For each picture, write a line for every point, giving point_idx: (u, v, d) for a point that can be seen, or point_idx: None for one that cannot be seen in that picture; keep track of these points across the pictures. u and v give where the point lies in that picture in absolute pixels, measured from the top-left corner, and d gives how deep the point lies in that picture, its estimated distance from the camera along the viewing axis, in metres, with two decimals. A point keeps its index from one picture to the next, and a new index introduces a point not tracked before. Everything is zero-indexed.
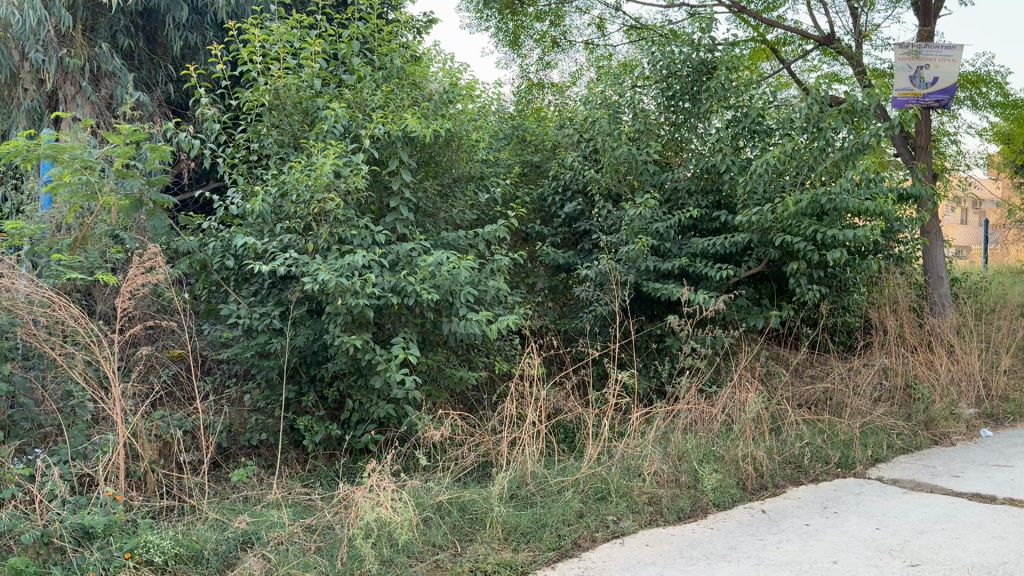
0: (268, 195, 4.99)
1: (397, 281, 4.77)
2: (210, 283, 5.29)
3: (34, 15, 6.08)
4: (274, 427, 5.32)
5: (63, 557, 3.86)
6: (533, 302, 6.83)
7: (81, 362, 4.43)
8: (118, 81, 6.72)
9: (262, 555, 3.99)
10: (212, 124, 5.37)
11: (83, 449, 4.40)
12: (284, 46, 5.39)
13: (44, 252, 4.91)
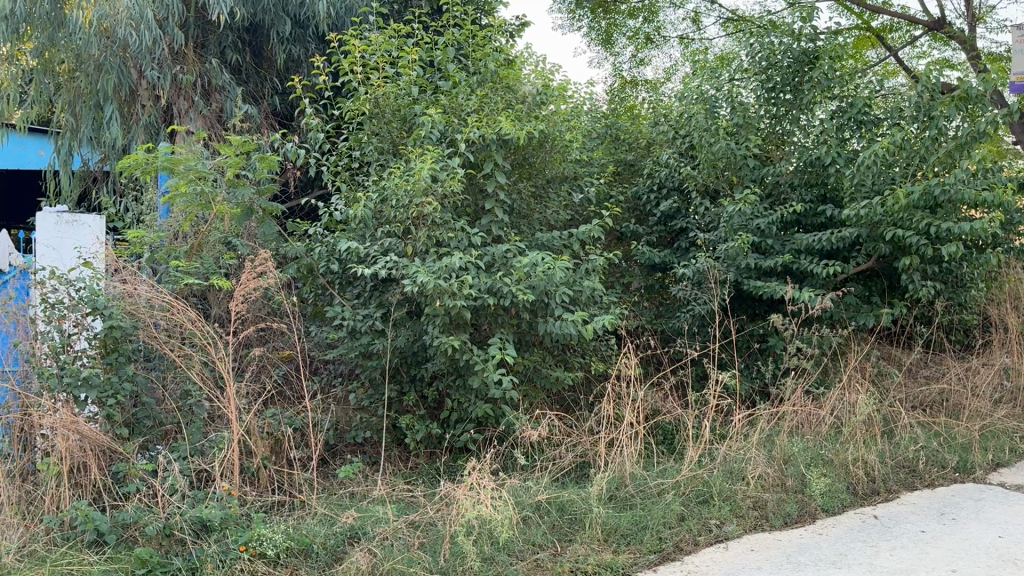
0: (369, 201, 5.12)
1: (494, 282, 4.81)
2: (317, 286, 5.50)
3: (150, 35, 6.28)
4: (377, 426, 5.46)
5: (184, 548, 4.07)
6: (629, 302, 6.77)
7: (198, 362, 4.67)
8: (228, 94, 7.06)
9: (368, 550, 4.11)
10: (316, 134, 5.58)
11: (201, 445, 4.62)
12: (383, 55, 5.57)
13: (163, 259, 5.26)
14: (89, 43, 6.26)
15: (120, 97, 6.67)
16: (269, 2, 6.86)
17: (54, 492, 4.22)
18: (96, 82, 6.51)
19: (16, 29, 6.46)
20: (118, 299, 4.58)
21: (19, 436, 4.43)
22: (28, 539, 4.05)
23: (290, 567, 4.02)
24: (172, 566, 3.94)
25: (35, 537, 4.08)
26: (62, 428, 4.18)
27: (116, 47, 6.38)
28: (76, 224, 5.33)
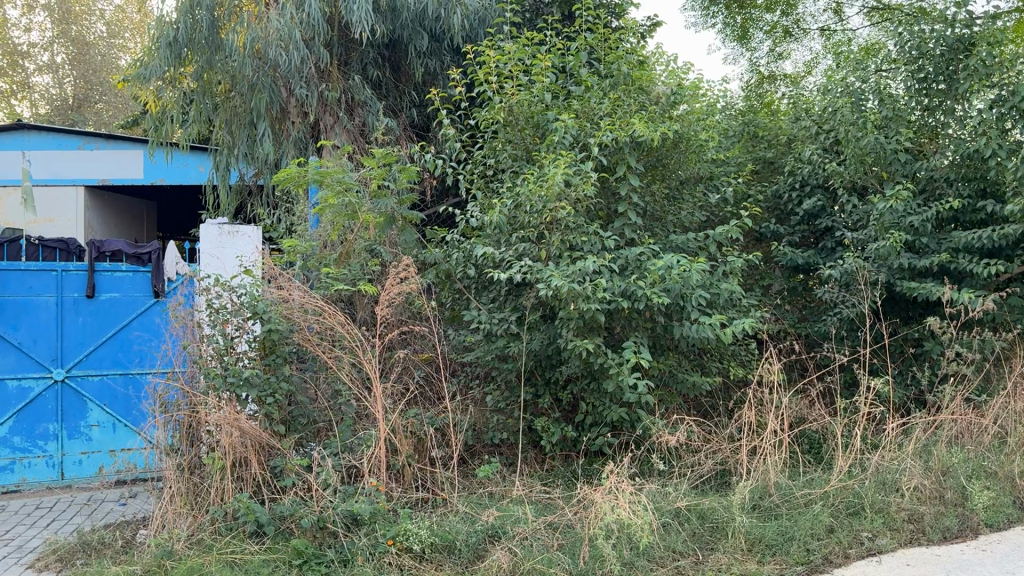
0: (503, 207, 5.20)
1: (628, 286, 4.78)
2: (454, 291, 5.69)
3: (298, 55, 6.66)
4: (513, 427, 5.55)
5: (336, 541, 4.30)
6: (770, 306, 6.55)
7: (347, 363, 4.91)
8: (370, 109, 7.38)
9: (509, 548, 4.19)
10: (453, 144, 5.72)
11: (350, 442, 4.84)
12: (517, 64, 5.62)
13: (315, 266, 5.49)
14: (244, 63, 6.71)
15: (271, 115, 7.07)
16: (406, 18, 7.10)
17: (219, 486, 4.54)
18: (250, 101, 6.92)
19: (179, 55, 6.98)
20: (275, 304, 4.87)
21: (188, 431, 4.72)
22: (196, 527, 4.43)
23: (435, 562, 4.17)
24: (326, 557, 4.18)
25: (202, 526, 4.42)
26: (227, 425, 4.48)
27: (267, 68, 6.80)
28: (238, 236, 5.75)
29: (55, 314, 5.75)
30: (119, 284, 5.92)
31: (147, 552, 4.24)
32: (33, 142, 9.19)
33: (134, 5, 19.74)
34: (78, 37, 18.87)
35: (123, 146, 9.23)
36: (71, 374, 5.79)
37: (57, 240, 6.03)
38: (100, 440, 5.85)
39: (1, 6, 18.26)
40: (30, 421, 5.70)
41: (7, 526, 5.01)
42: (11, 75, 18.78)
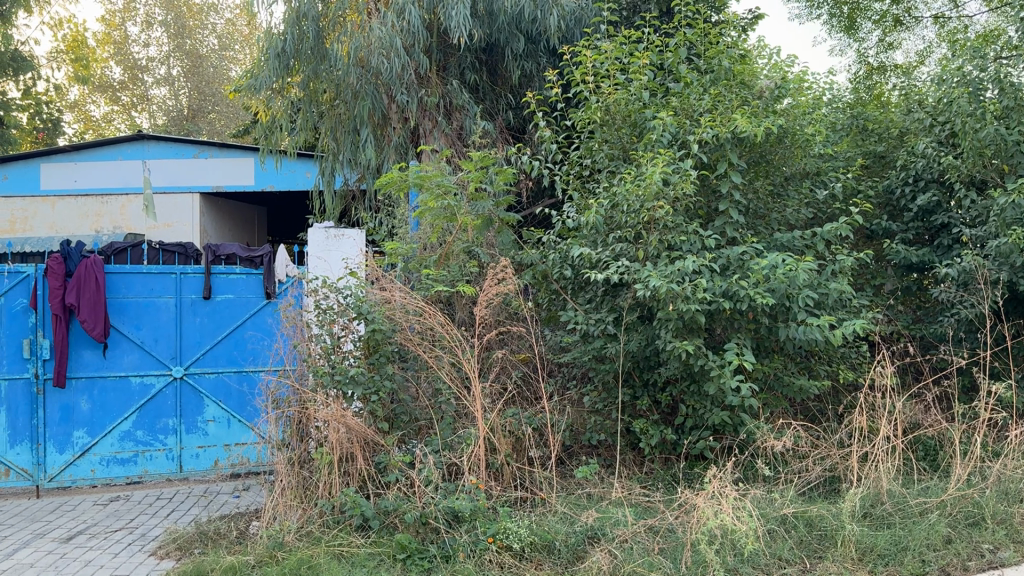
0: (600, 207, 5.17)
1: (730, 286, 4.69)
2: (550, 291, 5.71)
3: (399, 61, 6.81)
4: (611, 429, 5.51)
5: (438, 536, 4.39)
6: (882, 306, 6.27)
7: (447, 362, 5.02)
8: (467, 113, 7.48)
9: (609, 551, 4.20)
10: (549, 145, 5.71)
11: (451, 440, 4.92)
12: (614, 63, 5.57)
13: (415, 268, 5.65)
14: (348, 72, 6.96)
15: (374, 121, 7.28)
16: (503, 21, 7.16)
17: (327, 480, 4.70)
18: (353, 108, 7.15)
19: (287, 65, 7.22)
20: (379, 305, 5.02)
21: (298, 427, 4.91)
22: (305, 520, 4.59)
23: (536, 561, 4.21)
24: (429, 553, 4.27)
25: (311, 518, 4.58)
26: (334, 421, 4.62)
27: (370, 76, 7.00)
28: (343, 239, 5.96)
29: (174, 315, 6.08)
30: (234, 286, 6.20)
31: (260, 543, 4.42)
32: (153, 152, 9.72)
33: (243, 19, 20.70)
34: (192, 50, 19.90)
35: (234, 154, 9.70)
36: (189, 371, 6.10)
37: (176, 244, 6.30)
38: (216, 434, 6.15)
39: (122, 25, 19.71)
40: (152, 415, 6.03)
41: (132, 515, 5.32)
42: (132, 89, 20.02)
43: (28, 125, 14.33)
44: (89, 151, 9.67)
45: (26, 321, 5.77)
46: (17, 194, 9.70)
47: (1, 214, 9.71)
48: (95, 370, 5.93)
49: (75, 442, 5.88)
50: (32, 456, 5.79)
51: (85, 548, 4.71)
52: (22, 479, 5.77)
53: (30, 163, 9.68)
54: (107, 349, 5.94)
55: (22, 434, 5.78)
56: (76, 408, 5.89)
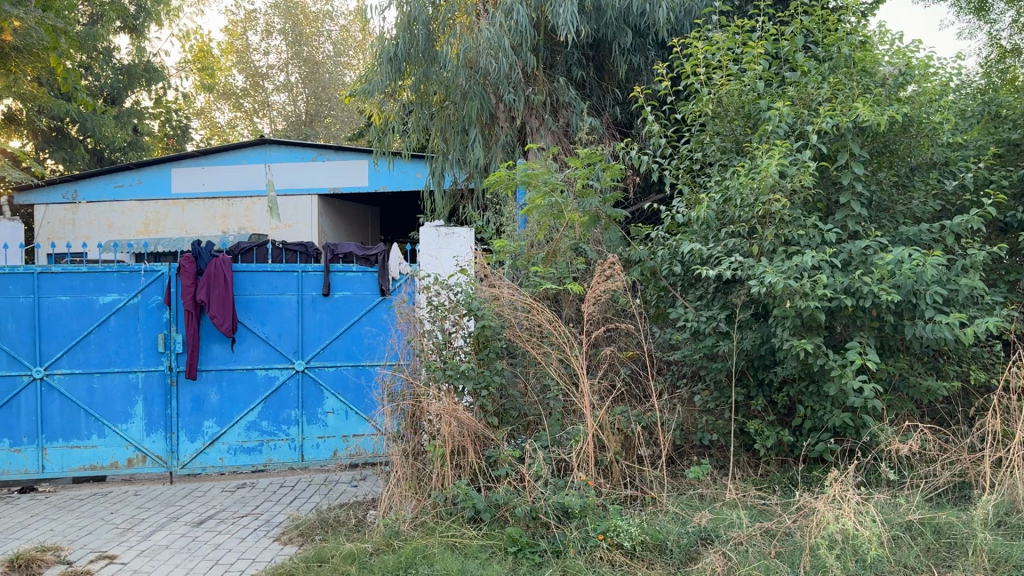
0: (712, 201, 5.06)
1: (852, 282, 4.51)
2: (659, 288, 5.47)
3: (507, 61, 6.86)
4: (724, 429, 5.36)
5: (548, 531, 4.40)
6: (1018, 303, 5.89)
7: (556, 360, 5.02)
8: (574, 110, 7.43)
9: (723, 553, 4.12)
10: (659, 140, 5.60)
11: (559, 437, 4.91)
12: (727, 53, 5.43)
13: (523, 265, 5.60)
14: (457, 73, 7.09)
15: (481, 121, 7.39)
16: (611, 16, 7.12)
17: (440, 472, 4.80)
18: (463, 108, 7.28)
19: (399, 69, 7.43)
20: (488, 302, 5.07)
21: (411, 420, 5.04)
22: (420, 510, 4.70)
23: (647, 561, 4.16)
24: (539, 547, 4.30)
25: (425, 509, 4.68)
26: (446, 415, 4.72)
27: (478, 76, 7.11)
28: (454, 238, 6.07)
29: (296, 311, 6.33)
30: (351, 284, 6.40)
31: (377, 531, 4.56)
32: (274, 156, 10.17)
33: (357, 25, 21.33)
34: (309, 57, 20.64)
35: (350, 157, 10.03)
36: (310, 365, 6.35)
37: (298, 244, 6.57)
38: (335, 425, 6.38)
39: (244, 35, 20.65)
40: (275, 407, 6.31)
41: (257, 502, 5.59)
42: (254, 96, 20.97)
43: (160, 131, 15.19)
44: (216, 156, 10.22)
45: (161, 317, 6.13)
46: (151, 198, 10.27)
47: (137, 216, 10.31)
48: (224, 364, 6.25)
49: (205, 431, 6.22)
50: (166, 444, 6.16)
51: (215, 531, 4.98)
52: (158, 465, 6.15)
53: (162, 168, 10.27)
54: (235, 343, 6.25)
55: (158, 423, 6.15)
56: (206, 399, 6.22)
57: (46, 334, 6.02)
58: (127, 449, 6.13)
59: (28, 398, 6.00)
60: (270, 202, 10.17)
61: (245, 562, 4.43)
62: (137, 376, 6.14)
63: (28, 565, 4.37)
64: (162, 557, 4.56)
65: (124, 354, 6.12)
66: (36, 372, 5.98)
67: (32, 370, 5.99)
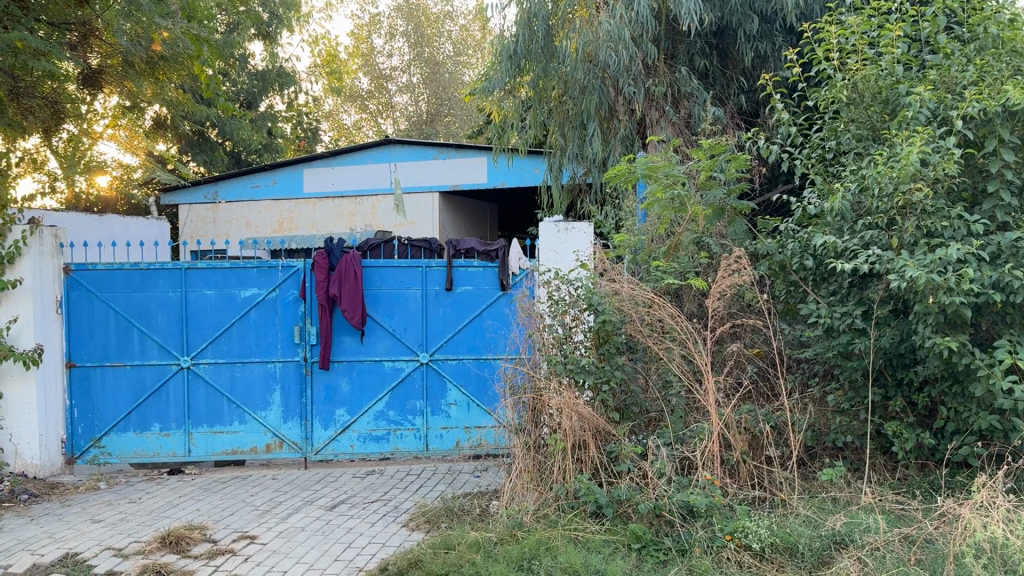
0: (847, 192, 4.86)
1: (1002, 276, 4.25)
2: (788, 283, 5.30)
3: (627, 54, 6.80)
4: (860, 431, 5.13)
5: (673, 529, 4.34)
6: None
7: (678, 356, 4.93)
8: (696, 100, 7.29)
9: (859, 558, 3.96)
10: (789, 129, 5.40)
11: (683, 434, 4.83)
12: (862, 37, 5.17)
13: (643, 260, 5.55)
14: (577, 68, 7.09)
15: (600, 115, 7.36)
16: None
17: (562, 465, 4.82)
18: (581, 103, 7.29)
19: (518, 65, 7.51)
20: (608, 296, 5.05)
21: (533, 414, 5.08)
22: (542, 502, 4.75)
23: (777, 564, 4.04)
24: (664, 545, 4.25)
25: (547, 502, 4.72)
26: (566, 409, 4.73)
27: (597, 70, 7.09)
28: (572, 233, 6.08)
29: (420, 305, 6.50)
30: (473, 279, 6.50)
31: (501, 521, 4.63)
32: (399, 155, 10.46)
33: (476, 24, 21.64)
34: (431, 58, 21.10)
35: (469, 154, 10.17)
36: (434, 358, 6.51)
37: (422, 240, 6.74)
38: (458, 417, 6.52)
39: (369, 39, 21.37)
40: (402, 397, 6.51)
41: (386, 489, 5.78)
42: (379, 98, 21.69)
43: (292, 134, 15.93)
44: (345, 156, 10.61)
45: (297, 310, 6.43)
46: (285, 197, 10.78)
47: (272, 215, 10.84)
48: (354, 355, 6.48)
49: (337, 419, 6.48)
50: (301, 431, 6.46)
51: (347, 516, 5.18)
52: (293, 451, 6.46)
53: (294, 169, 10.75)
54: (364, 336, 6.48)
55: (293, 411, 6.46)
56: (338, 388, 6.48)
57: (193, 326, 6.42)
58: (265, 435, 6.46)
59: (177, 385, 6.42)
60: (396, 200, 10.48)
61: (375, 547, 4.60)
62: (274, 366, 6.46)
63: (178, 542, 4.67)
64: (298, 539, 4.79)
65: (263, 345, 6.46)
66: (183, 361, 6.40)
67: (180, 359, 6.40)
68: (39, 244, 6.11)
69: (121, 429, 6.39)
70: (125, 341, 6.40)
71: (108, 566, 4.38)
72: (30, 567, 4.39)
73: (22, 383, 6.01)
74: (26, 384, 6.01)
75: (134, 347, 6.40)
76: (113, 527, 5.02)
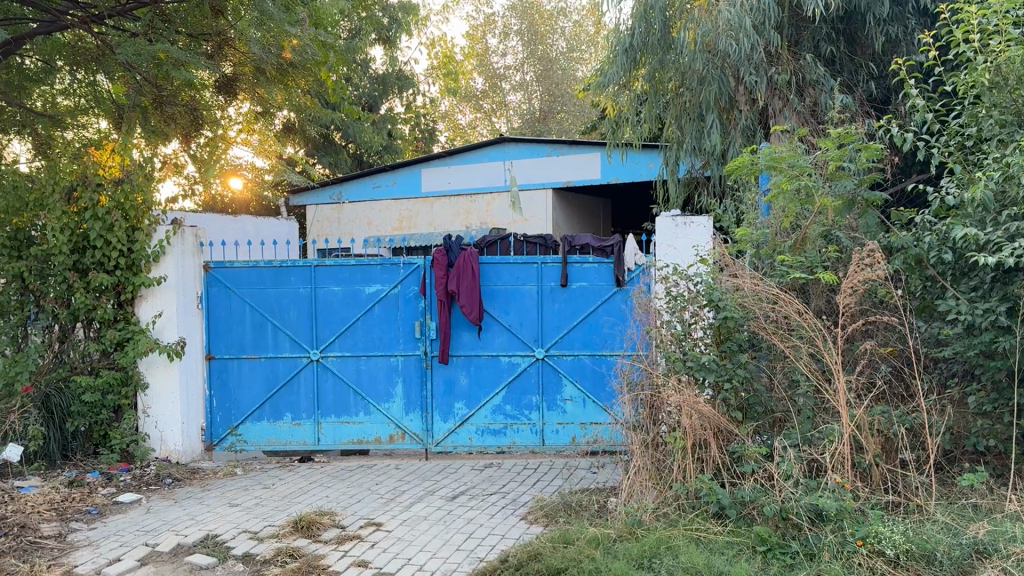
0: (989, 181, 4.59)
1: None
2: (924, 278, 5.03)
3: (749, 42, 6.64)
4: (1004, 435, 4.81)
5: (800, 533, 4.20)
6: None
7: (806, 354, 4.75)
8: (823, 88, 7.01)
9: (1004, 569, 3.74)
10: (923, 115, 5.09)
11: (811, 435, 4.65)
12: (1006, 15, 4.83)
13: (768, 254, 5.35)
14: (695, 59, 6.98)
15: (720, 106, 7.18)
16: None
17: (682, 464, 4.73)
18: (701, 94, 7.14)
19: (634, 59, 7.48)
20: (730, 292, 4.93)
21: (651, 411, 5.00)
22: (662, 501, 4.69)
23: (912, 571, 3.82)
24: (791, 549, 4.11)
25: (668, 500, 4.64)
26: (687, 406, 4.63)
27: (717, 60, 6.95)
28: (692, 226, 5.96)
29: (537, 301, 6.54)
30: (588, 275, 6.47)
31: (620, 519, 4.59)
32: (513, 153, 10.55)
33: (590, 19, 21.54)
34: (544, 56, 21.18)
35: (583, 150, 10.13)
36: (550, 353, 6.53)
37: (537, 236, 6.75)
38: (574, 412, 6.52)
39: (484, 39, 21.71)
40: (518, 392, 6.57)
41: (504, 481, 5.86)
42: (493, 96, 22.01)
43: (410, 135, 16.39)
44: (461, 155, 10.80)
45: (418, 306, 6.60)
46: (404, 197, 11.09)
47: (391, 214, 11.16)
48: (472, 350, 6.60)
49: (456, 412, 6.62)
50: (422, 423, 6.63)
51: (467, 507, 5.28)
52: (415, 442, 6.64)
53: (413, 169, 11.05)
54: (482, 331, 6.58)
55: (414, 403, 6.64)
56: (457, 382, 6.61)
57: (322, 321, 6.70)
58: (388, 426, 6.67)
59: (307, 377, 6.71)
60: (512, 197, 10.57)
61: (496, 538, 4.66)
62: (397, 360, 6.65)
63: (309, 526, 4.88)
64: (421, 528, 4.91)
65: (386, 339, 6.66)
66: (313, 355, 6.68)
67: (310, 352, 6.69)
68: (181, 243, 6.52)
69: (256, 419, 6.74)
70: (260, 336, 6.74)
71: (245, 547, 4.62)
72: (175, 547, 4.69)
73: (166, 373, 6.42)
74: (169, 375, 6.42)
75: (268, 341, 6.73)
76: (249, 511, 5.29)
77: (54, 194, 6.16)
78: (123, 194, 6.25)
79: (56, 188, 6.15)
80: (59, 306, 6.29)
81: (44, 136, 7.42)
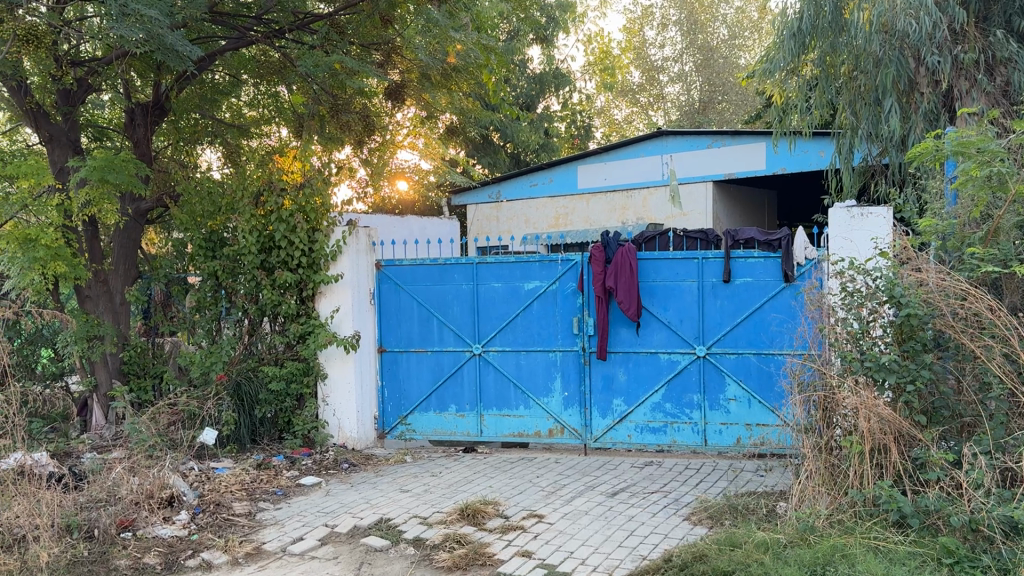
0: None
1: None
2: None
3: (930, 20, 6.30)
4: None
5: (992, 546, 3.91)
6: None
7: (1000, 354, 4.34)
8: (1017, 65, 6.48)
9: None
10: None
11: (1005, 441, 4.27)
12: None
13: (955, 247, 5.04)
14: (870, 40, 6.66)
15: (899, 89, 6.76)
16: None
17: (859, 470, 4.52)
18: (877, 78, 6.76)
19: (803, 43, 7.24)
20: (913, 288, 4.64)
21: (825, 413, 4.81)
22: (836, 507, 4.49)
23: None
24: (981, 562, 3.82)
25: (843, 507, 4.45)
26: (864, 409, 4.45)
27: (895, 40, 6.58)
28: (869, 218, 5.65)
29: (698, 297, 6.39)
30: (753, 270, 6.22)
31: (791, 524, 4.41)
32: (671, 146, 10.39)
33: (753, 4, 20.84)
34: (704, 44, 20.76)
35: (747, 141, 9.79)
36: (711, 351, 6.37)
37: (698, 231, 6.54)
38: (738, 413, 6.34)
39: (641, 31, 21.56)
40: (678, 390, 6.49)
41: (665, 481, 5.80)
42: (650, 89, 21.76)
43: (566, 132, 16.55)
44: (617, 151, 10.76)
45: (575, 302, 6.65)
46: (560, 194, 11.25)
47: (548, 211, 11.34)
48: (630, 347, 6.58)
49: (615, 409, 6.62)
50: (581, 418, 6.69)
51: (628, 504, 5.28)
52: (574, 437, 6.72)
53: (569, 166, 11.16)
54: (640, 328, 6.55)
55: (573, 398, 6.71)
56: (615, 378, 6.62)
57: (484, 316, 6.89)
58: (548, 420, 6.78)
59: (470, 370, 6.94)
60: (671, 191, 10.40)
61: (659, 538, 4.62)
62: (556, 355, 6.73)
63: (475, 515, 5.04)
64: (583, 522, 4.96)
65: (544, 335, 6.76)
66: (475, 349, 6.89)
67: (472, 346, 6.91)
68: (355, 243, 6.89)
69: (423, 409, 7.05)
70: (427, 330, 7.02)
71: (415, 532, 4.85)
72: (352, 528, 4.99)
73: (342, 365, 6.83)
74: (345, 366, 6.83)
75: (434, 335, 7.01)
76: (419, 498, 5.53)
77: (243, 199, 6.70)
78: (305, 198, 6.61)
79: (245, 193, 6.69)
80: (249, 302, 6.88)
81: (233, 144, 8.10)
